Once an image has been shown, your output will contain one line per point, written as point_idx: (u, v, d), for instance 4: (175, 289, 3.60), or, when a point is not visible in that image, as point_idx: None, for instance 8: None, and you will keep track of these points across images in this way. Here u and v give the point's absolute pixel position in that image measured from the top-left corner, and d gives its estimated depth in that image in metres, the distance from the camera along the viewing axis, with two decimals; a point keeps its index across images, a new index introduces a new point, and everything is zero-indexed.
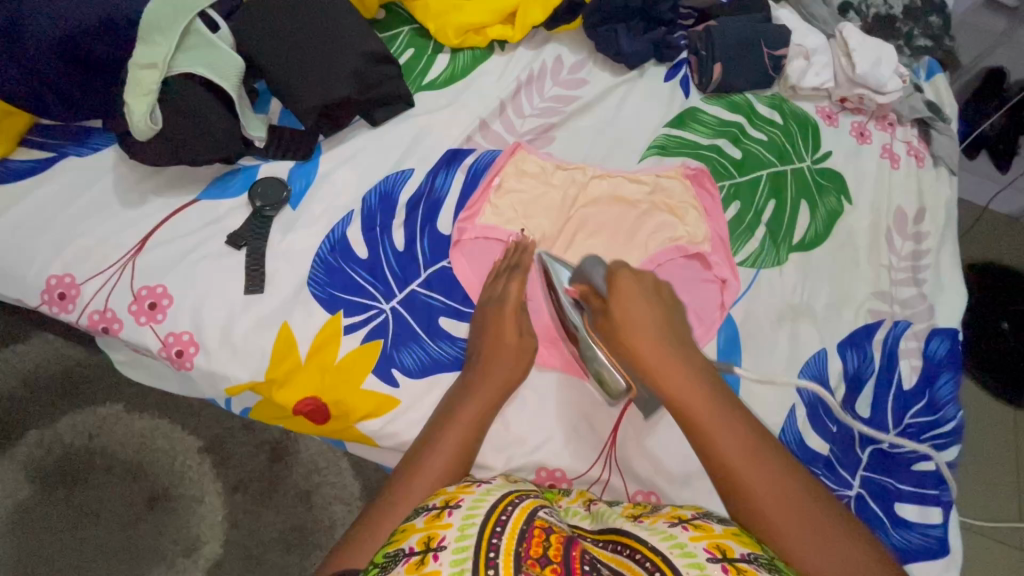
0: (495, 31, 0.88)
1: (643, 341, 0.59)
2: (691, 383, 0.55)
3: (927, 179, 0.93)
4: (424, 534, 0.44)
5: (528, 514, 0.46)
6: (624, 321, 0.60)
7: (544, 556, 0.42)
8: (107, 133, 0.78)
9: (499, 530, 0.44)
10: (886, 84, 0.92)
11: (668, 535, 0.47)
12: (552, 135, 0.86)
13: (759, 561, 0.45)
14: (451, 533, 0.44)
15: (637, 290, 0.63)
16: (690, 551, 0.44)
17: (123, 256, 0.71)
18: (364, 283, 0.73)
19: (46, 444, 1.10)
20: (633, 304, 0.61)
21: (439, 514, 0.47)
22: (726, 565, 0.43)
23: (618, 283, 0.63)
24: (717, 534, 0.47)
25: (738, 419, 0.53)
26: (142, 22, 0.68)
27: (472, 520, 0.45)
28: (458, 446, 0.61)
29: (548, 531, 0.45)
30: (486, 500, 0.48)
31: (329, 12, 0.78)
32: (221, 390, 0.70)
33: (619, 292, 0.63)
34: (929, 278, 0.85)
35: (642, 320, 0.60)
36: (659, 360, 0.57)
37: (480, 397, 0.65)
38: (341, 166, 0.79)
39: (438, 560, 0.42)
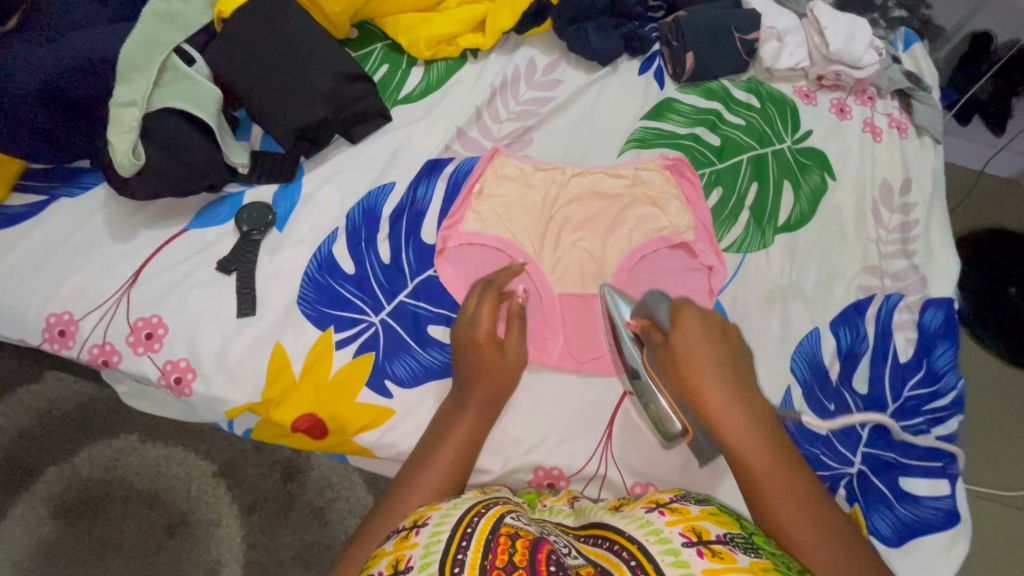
0: (465, 40, 0.90)
1: (705, 380, 0.55)
2: (750, 426, 0.53)
3: (911, 150, 0.93)
4: (392, 558, 0.45)
5: (494, 523, 0.47)
6: (687, 359, 0.57)
7: (509, 563, 0.42)
8: (96, 172, 0.80)
9: (465, 544, 0.45)
10: (861, 59, 0.92)
11: (644, 522, 0.48)
12: (529, 137, 0.87)
13: (734, 541, 0.45)
14: (416, 553, 0.45)
15: (701, 326, 0.59)
16: (666, 537, 0.45)
17: (117, 290, 0.73)
18: (353, 298, 0.74)
19: (65, 479, 1.12)
20: (697, 342, 0.58)
21: (407, 536, 0.48)
22: (702, 547, 0.44)
23: (682, 322, 0.59)
24: (693, 515, 0.48)
25: (795, 470, 0.52)
26: (119, 63, 0.71)
27: (438, 536, 0.46)
28: (452, 457, 0.62)
29: (513, 537, 0.46)
30: (452, 514, 0.49)
31: (298, 33, 0.79)
32: (221, 413, 0.71)
33: (686, 330, 0.59)
34: (919, 248, 0.84)
35: (712, 359, 0.56)
36: (721, 402, 0.54)
37: (471, 415, 0.65)
38: (324, 186, 0.81)
39: None
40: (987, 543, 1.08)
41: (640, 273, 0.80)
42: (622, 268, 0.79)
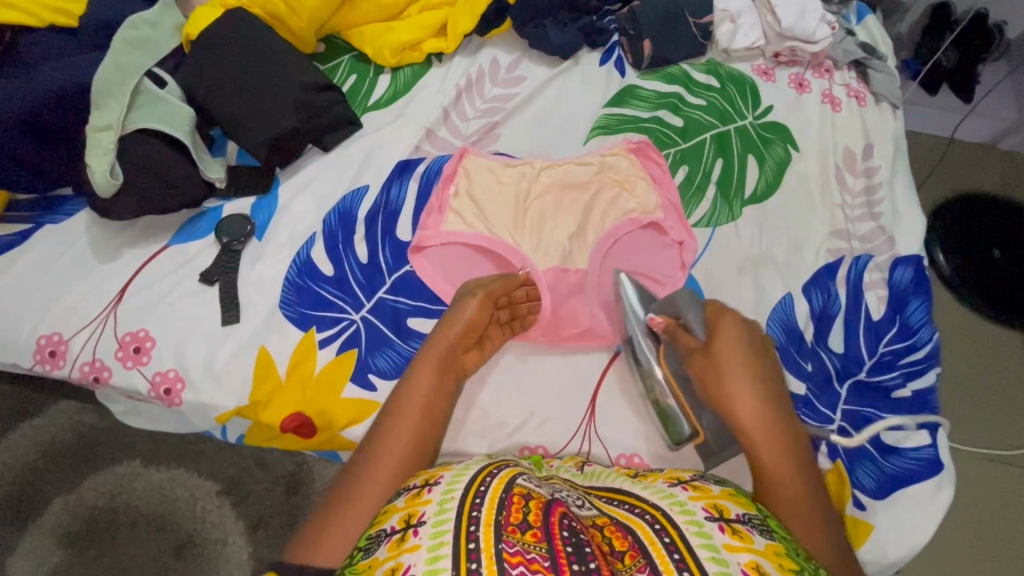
0: (429, 45, 0.93)
1: (745, 397, 0.56)
2: (781, 446, 0.54)
3: (871, 116, 0.95)
4: (405, 513, 0.48)
5: (506, 484, 0.50)
6: (727, 371, 0.57)
7: (524, 522, 0.45)
8: (79, 199, 0.83)
9: (479, 502, 0.47)
10: (814, 34, 0.95)
11: (668, 494, 0.51)
12: (496, 133, 0.90)
13: (752, 522, 0.49)
14: (430, 509, 0.47)
15: (738, 333, 0.60)
16: (689, 509, 0.48)
17: (104, 308, 0.75)
18: (334, 299, 0.76)
19: (71, 509, 1.13)
20: (734, 347, 0.59)
21: (418, 493, 0.51)
22: (723, 523, 0.47)
23: (724, 330, 0.60)
24: (715, 494, 0.52)
25: (804, 463, 0.55)
26: (93, 90, 0.74)
27: (451, 494, 0.49)
28: (427, 402, 0.61)
29: (526, 498, 0.48)
30: (464, 476, 0.51)
31: (265, 49, 0.82)
32: (213, 419, 0.73)
33: (722, 334, 0.60)
34: (885, 210, 0.86)
35: (745, 362, 0.58)
36: (761, 423, 0.55)
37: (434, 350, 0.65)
38: (300, 194, 0.83)
39: (418, 535, 0.45)
40: (988, 500, 1.10)
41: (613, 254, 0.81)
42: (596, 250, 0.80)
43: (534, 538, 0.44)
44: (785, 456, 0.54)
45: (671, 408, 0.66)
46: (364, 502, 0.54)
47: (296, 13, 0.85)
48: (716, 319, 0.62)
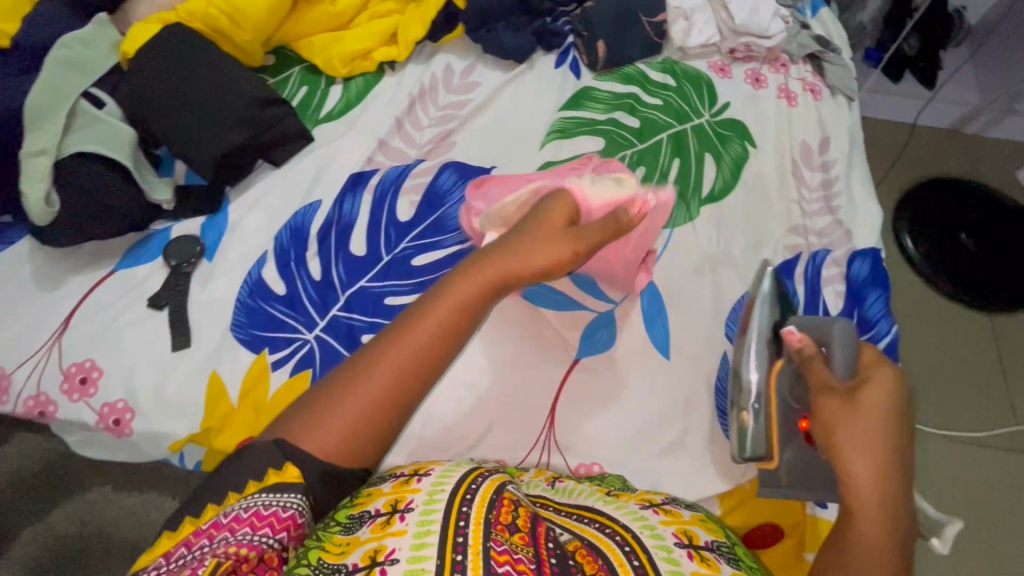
0: (380, 53, 0.92)
1: (866, 452, 0.52)
2: (886, 516, 0.50)
3: (827, 109, 0.95)
4: (391, 498, 0.52)
5: (497, 486, 0.52)
6: (860, 422, 0.54)
7: (513, 523, 0.48)
8: (20, 226, 0.80)
9: (469, 498, 0.50)
10: (767, 29, 0.96)
11: (640, 516, 0.53)
12: (451, 141, 0.88)
13: (720, 549, 0.52)
14: (418, 497, 0.50)
15: (893, 394, 0.55)
16: (659, 534, 0.51)
17: (48, 339, 0.73)
18: (285, 318, 0.74)
19: (41, 539, 1.11)
20: (879, 410, 0.54)
21: (406, 481, 0.54)
22: (692, 550, 0.50)
23: (876, 385, 0.55)
24: (685, 520, 0.55)
25: (900, 542, 0.50)
26: (27, 114, 0.72)
27: (441, 486, 0.52)
28: (435, 338, 0.53)
29: (516, 503, 0.51)
30: (454, 472, 0.54)
31: (206, 64, 0.80)
32: (165, 448, 0.71)
33: (871, 384, 0.55)
34: (841, 203, 0.86)
35: (888, 427, 0.53)
36: (874, 482, 0.51)
37: (457, 291, 0.55)
38: (250, 212, 0.81)
39: (404, 520, 0.48)
40: (962, 484, 1.12)
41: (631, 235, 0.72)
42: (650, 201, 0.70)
43: (522, 540, 0.47)
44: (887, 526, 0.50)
45: (748, 425, 0.63)
46: (340, 405, 0.51)
47: (240, 26, 0.83)
48: (869, 366, 0.56)
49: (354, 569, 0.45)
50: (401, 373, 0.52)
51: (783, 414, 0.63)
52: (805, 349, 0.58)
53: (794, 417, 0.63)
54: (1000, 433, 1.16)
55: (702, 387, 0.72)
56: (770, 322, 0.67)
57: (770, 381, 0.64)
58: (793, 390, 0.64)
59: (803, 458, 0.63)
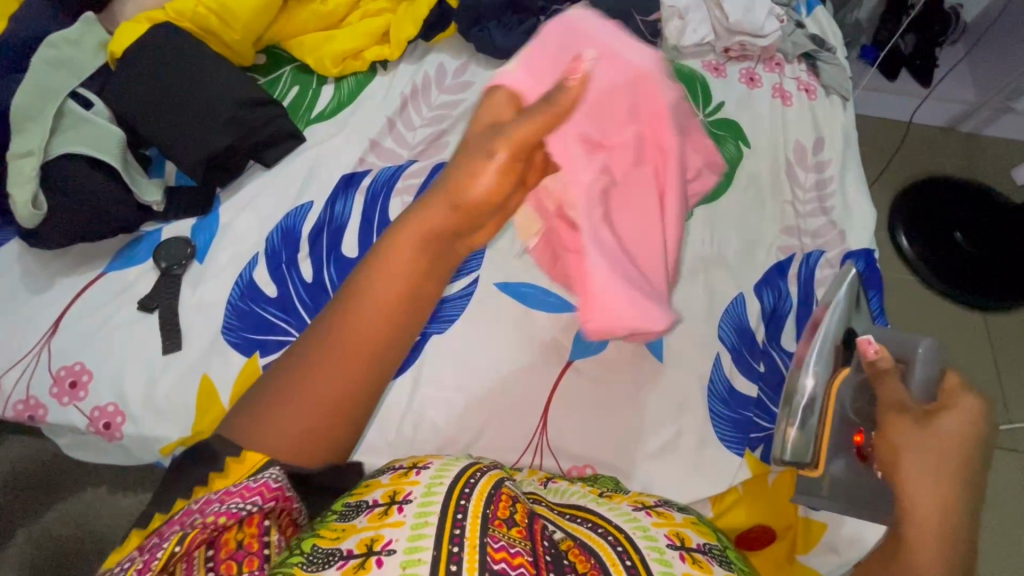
0: (372, 53, 0.91)
1: (931, 480, 0.51)
2: (946, 548, 0.50)
3: (821, 110, 0.95)
4: (390, 489, 0.51)
5: (496, 481, 0.52)
6: (931, 448, 0.52)
7: (510, 518, 0.48)
8: (8, 228, 0.79)
9: (468, 493, 0.49)
10: (762, 28, 0.95)
11: (632, 517, 0.53)
12: (444, 141, 0.87)
13: (712, 553, 0.51)
14: (417, 490, 0.50)
15: (970, 424, 0.53)
16: (652, 534, 0.51)
17: (38, 342, 0.72)
18: (277, 321, 0.74)
19: (35, 541, 1.10)
20: (953, 435, 0.52)
21: (405, 473, 0.53)
22: (684, 552, 0.50)
23: (955, 413, 0.54)
24: (677, 522, 0.54)
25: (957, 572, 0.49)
26: (13, 116, 0.72)
27: (441, 479, 0.51)
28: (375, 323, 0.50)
29: (514, 498, 0.50)
30: (453, 467, 0.53)
31: (194, 64, 0.79)
32: (156, 452, 0.70)
33: (948, 412, 0.54)
34: (835, 204, 0.86)
35: (961, 457, 0.52)
36: (937, 511, 0.50)
37: (384, 270, 0.50)
38: (241, 213, 0.81)
39: (402, 511, 0.48)
40: None
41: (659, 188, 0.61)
42: (643, 104, 0.57)
43: (519, 534, 0.47)
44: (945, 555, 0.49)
45: (789, 435, 0.57)
46: (285, 411, 0.49)
47: (230, 25, 0.82)
48: (950, 391, 0.56)
49: (349, 555, 0.45)
50: (347, 368, 0.50)
51: (838, 423, 0.59)
52: (878, 362, 0.60)
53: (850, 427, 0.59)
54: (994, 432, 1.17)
55: (694, 389, 0.72)
56: (841, 326, 0.62)
57: (829, 389, 0.58)
58: (857, 399, 0.60)
59: (855, 472, 0.58)
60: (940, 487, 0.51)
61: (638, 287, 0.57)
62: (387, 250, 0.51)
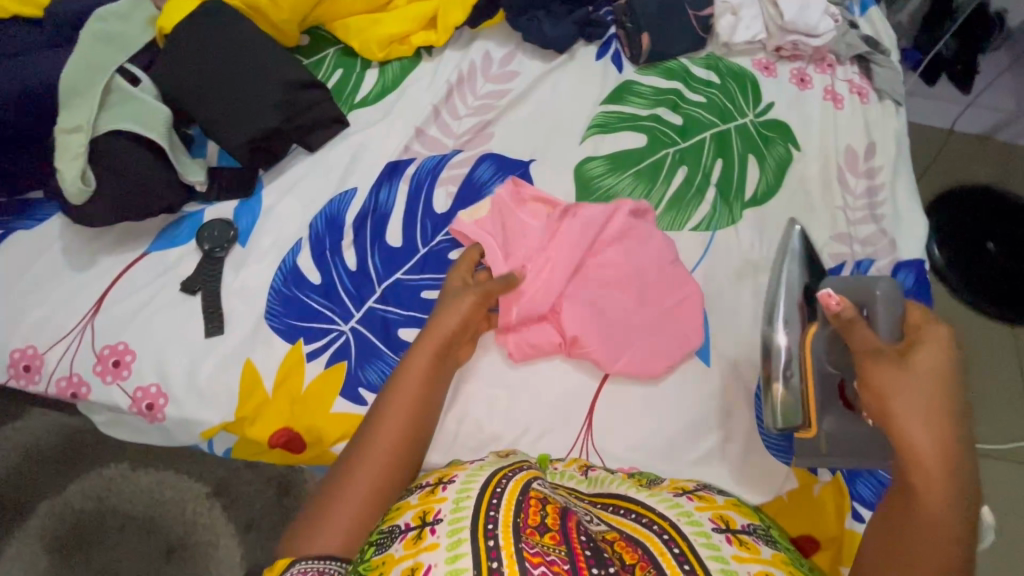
0: (418, 38, 0.89)
1: (926, 420, 0.48)
2: (953, 489, 0.46)
3: (874, 114, 0.92)
4: (419, 510, 0.50)
5: (522, 486, 0.50)
6: (920, 386, 0.50)
7: (541, 524, 0.46)
8: (50, 202, 0.78)
9: (496, 502, 0.48)
10: (817, 28, 0.92)
11: (675, 505, 0.51)
12: (489, 132, 0.86)
13: (756, 532, 0.50)
14: (446, 506, 0.49)
15: (944, 355, 0.51)
16: (696, 520, 0.48)
17: (81, 320, 0.72)
18: (321, 308, 0.73)
19: (58, 513, 1.09)
20: (933, 368, 0.51)
21: (433, 490, 0.52)
22: (729, 535, 0.47)
23: (927, 344, 0.52)
24: (720, 505, 0.52)
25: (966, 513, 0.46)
26: (62, 90, 0.71)
27: (468, 491, 0.50)
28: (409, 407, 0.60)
29: (543, 501, 0.49)
30: (478, 475, 0.52)
31: (241, 43, 0.77)
32: (197, 435, 0.70)
33: (923, 347, 0.52)
34: (886, 213, 0.84)
35: (947, 387, 0.50)
36: (935, 451, 0.47)
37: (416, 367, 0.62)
38: (285, 196, 0.80)
39: (435, 533, 0.46)
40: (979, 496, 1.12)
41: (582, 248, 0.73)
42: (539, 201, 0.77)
43: (552, 541, 0.45)
44: (953, 497, 0.46)
45: (778, 396, 0.64)
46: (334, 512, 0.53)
47: (277, 5, 0.80)
48: (917, 329, 0.55)
49: None
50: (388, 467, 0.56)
51: (822, 380, 0.63)
52: (843, 313, 0.55)
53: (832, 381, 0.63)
54: (1012, 447, 1.16)
55: (738, 395, 0.71)
56: (800, 283, 0.68)
57: (803, 346, 0.64)
58: (830, 353, 0.62)
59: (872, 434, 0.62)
60: (937, 426, 0.48)
61: (635, 342, 0.71)
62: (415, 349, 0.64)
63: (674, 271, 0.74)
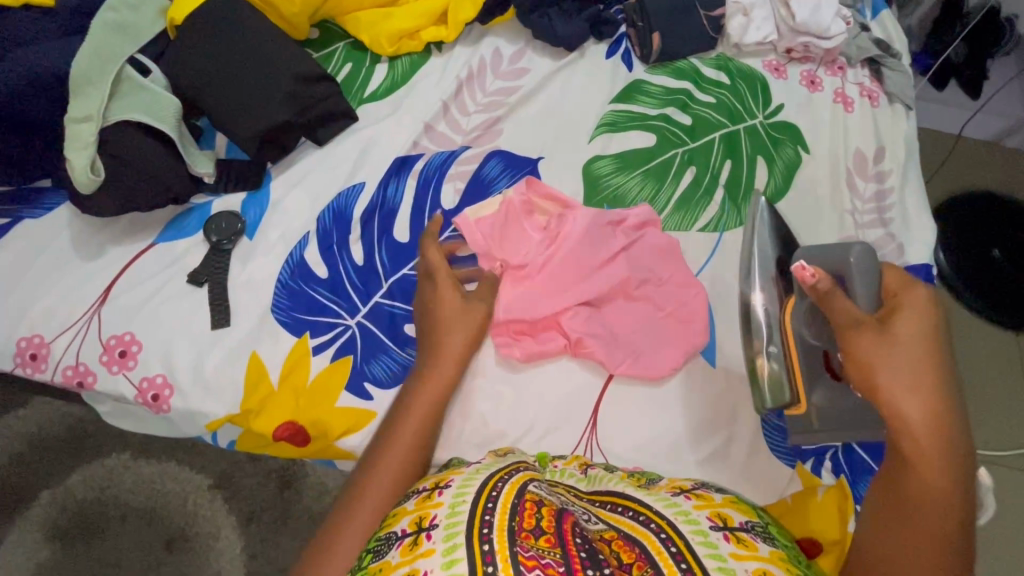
0: (428, 33, 0.89)
1: (912, 386, 0.47)
2: (944, 452, 0.46)
3: (884, 118, 0.92)
4: (416, 516, 0.46)
5: (518, 489, 0.47)
6: (903, 352, 0.49)
7: (537, 527, 0.43)
8: (59, 191, 0.78)
9: (492, 505, 0.44)
10: (829, 29, 0.91)
11: (672, 502, 0.48)
12: (498, 129, 0.86)
13: (755, 530, 0.47)
14: (442, 511, 0.45)
15: (924, 317, 0.51)
16: (694, 518, 0.45)
17: (88, 310, 0.72)
18: (327, 302, 0.73)
19: (59, 502, 1.09)
20: (914, 333, 0.50)
21: (429, 495, 0.48)
22: (727, 532, 0.45)
23: (906, 308, 0.51)
24: (717, 502, 0.49)
25: (959, 473, 0.46)
26: (72, 78, 0.70)
27: (463, 496, 0.46)
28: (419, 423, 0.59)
29: (539, 503, 0.45)
30: (475, 479, 0.49)
31: (251, 35, 0.77)
32: (202, 426, 0.70)
33: (903, 312, 0.51)
34: (895, 216, 0.84)
35: (930, 350, 0.49)
36: (923, 416, 0.46)
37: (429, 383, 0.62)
38: (293, 190, 0.79)
39: (431, 539, 0.43)
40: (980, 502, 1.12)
41: (587, 245, 0.74)
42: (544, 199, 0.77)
43: (548, 544, 0.41)
44: (943, 459, 0.46)
45: (763, 370, 0.65)
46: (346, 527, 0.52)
47: None
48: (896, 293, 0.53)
49: None
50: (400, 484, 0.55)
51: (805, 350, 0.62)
52: (819, 285, 0.53)
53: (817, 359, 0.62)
54: (1014, 454, 1.16)
55: (744, 396, 0.71)
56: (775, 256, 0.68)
57: (782, 312, 0.64)
58: (810, 326, 0.61)
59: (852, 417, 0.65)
60: (924, 392, 0.47)
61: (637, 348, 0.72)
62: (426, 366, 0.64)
63: (678, 271, 0.75)
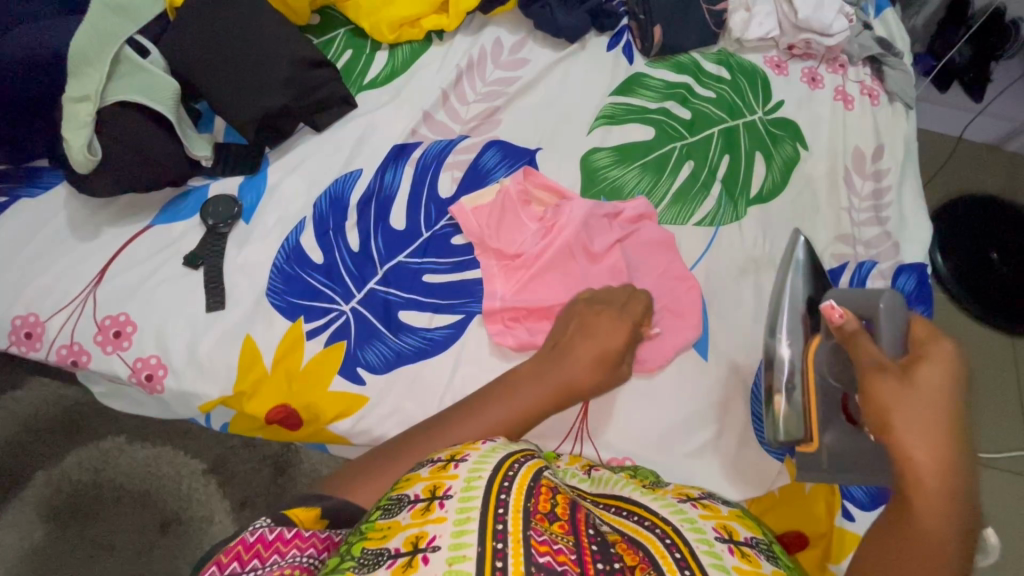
0: (429, 22, 0.88)
1: (929, 428, 0.43)
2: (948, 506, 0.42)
3: (883, 117, 0.92)
4: (430, 483, 0.44)
5: (535, 472, 0.45)
6: (924, 393, 0.45)
7: (552, 512, 0.42)
8: (56, 171, 0.79)
9: (509, 484, 0.42)
10: (831, 27, 0.91)
11: (678, 509, 0.45)
12: (497, 119, 0.85)
13: (760, 547, 0.44)
14: (457, 483, 0.43)
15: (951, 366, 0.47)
16: (699, 526, 0.43)
17: (84, 289, 0.72)
18: (322, 287, 0.73)
19: (54, 483, 1.10)
20: (939, 377, 0.46)
21: (445, 464, 0.45)
22: (732, 546, 0.42)
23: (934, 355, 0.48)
24: (724, 515, 0.47)
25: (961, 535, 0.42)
26: (70, 57, 0.70)
27: (480, 472, 0.44)
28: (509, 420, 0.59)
29: (554, 490, 0.44)
30: (493, 455, 0.46)
31: (250, 19, 0.77)
32: (195, 408, 0.71)
33: (929, 355, 0.48)
34: (891, 215, 0.84)
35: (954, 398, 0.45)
36: (935, 463, 0.42)
37: (538, 386, 0.61)
38: (290, 175, 0.79)
39: (444, 508, 0.41)
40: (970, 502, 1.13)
41: (585, 232, 0.75)
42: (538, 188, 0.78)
43: (561, 530, 0.40)
44: (948, 516, 0.41)
45: (779, 410, 0.61)
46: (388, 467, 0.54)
47: None
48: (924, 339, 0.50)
49: (395, 555, 0.39)
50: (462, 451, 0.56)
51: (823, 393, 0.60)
52: (847, 326, 0.53)
53: (834, 394, 0.60)
54: (1005, 457, 1.16)
55: (735, 390, 0.72)
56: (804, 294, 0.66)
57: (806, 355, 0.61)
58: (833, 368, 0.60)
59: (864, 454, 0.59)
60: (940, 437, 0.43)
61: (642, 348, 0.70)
62: (541, 368, 0.63)
63: (672, 264, 0.75)
